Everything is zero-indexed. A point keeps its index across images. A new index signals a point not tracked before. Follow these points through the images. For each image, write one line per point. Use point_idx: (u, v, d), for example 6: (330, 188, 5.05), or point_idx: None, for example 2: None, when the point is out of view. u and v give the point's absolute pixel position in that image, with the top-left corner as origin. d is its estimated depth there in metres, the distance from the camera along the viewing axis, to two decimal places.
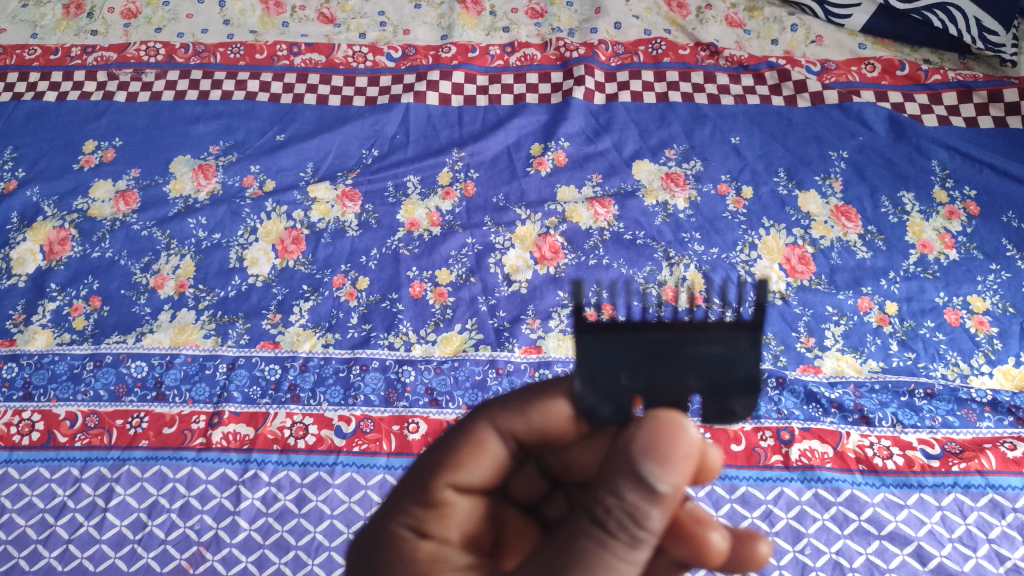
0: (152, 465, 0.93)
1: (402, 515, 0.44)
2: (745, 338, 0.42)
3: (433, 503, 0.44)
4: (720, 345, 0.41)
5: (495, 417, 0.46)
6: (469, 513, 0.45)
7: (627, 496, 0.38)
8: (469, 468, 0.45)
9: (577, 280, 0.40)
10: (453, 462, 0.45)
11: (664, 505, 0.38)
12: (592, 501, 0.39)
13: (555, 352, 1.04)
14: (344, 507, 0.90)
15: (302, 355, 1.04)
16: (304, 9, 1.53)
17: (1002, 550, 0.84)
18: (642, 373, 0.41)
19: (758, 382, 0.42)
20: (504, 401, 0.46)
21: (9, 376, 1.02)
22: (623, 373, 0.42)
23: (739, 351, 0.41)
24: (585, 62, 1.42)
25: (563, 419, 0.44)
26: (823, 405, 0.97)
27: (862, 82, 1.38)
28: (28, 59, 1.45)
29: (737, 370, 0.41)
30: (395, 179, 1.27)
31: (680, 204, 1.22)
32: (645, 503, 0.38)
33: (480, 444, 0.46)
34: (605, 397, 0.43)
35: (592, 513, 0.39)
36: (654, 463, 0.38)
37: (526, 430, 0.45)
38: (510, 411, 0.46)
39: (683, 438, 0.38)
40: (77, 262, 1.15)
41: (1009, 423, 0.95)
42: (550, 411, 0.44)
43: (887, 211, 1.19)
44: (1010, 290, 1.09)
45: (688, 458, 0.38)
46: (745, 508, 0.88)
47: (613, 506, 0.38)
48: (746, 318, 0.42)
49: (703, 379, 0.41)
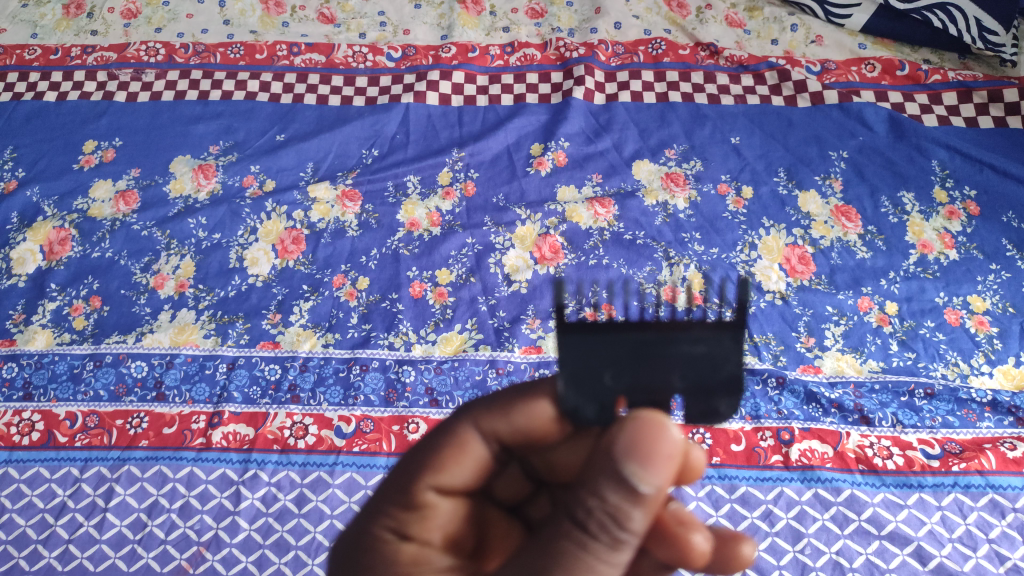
0: (151, 465, 0.93)
1: (383, 517, 0.44)
2: (728, 337, 0.42)
3: (415, 505, 0.44)
4: (703, 344, 0.41)
5: (479, 419, 0.45)
6: (452, 515, 0.45)
7: (608, 497, 0.38)
8: (452, 470, 0.45)
9: (559, 279, 0.40)
10: (436, 465, 0.45)
11: (646, 506, 0.38)
12: (573, 502, 0.39)
13: (555, 352, 1.04)
14: (344, 508, 0.90)
15: (302, 355, 1.04)
16: (304, 9, 1.53)
17: (1002, 550, 0.84)
18: (626, 373, 0.41)
19: (741, 382, 0.41)
20: (487, 402, 0.46)
21: (9, 376, 1.02)
22: (606, 373, 0.42)
23: (723, 350, 0.41)
24: (585, 62, 1.42)
25: (546, 420, 0.44)
26: (824, 405, 0.97)
27: (862, 82, 1.38)
28: (28, 59, 1.45)
29: (721, 370, 0.42)
30: (395, 179, 1.27)
31: (680, 204, 1.22)
32: (627, 504, 0.38)
33: (463, 446, 0.45)
34: (588, 398, 0.42)
35: (574, 514, 0.39)
36: (636, 464, 0.37)
37: (510, 432, 0.45)
38: (493, 412, 0.45)
39: (666, 438, 0.37)
40: (77, 262, 1.15)
41: (1009, 423, 0.95)
42: (533, 412, 0.44)
43: (887, 211, 1.19)
44: (1009, 290, 1.09)
45: (671, 459, 0.37)
46: (745, 508, 0.88)
47: (594, 508, 0.38)
48: (729, 318, 0.42)
49: (686, 378, 0.41)
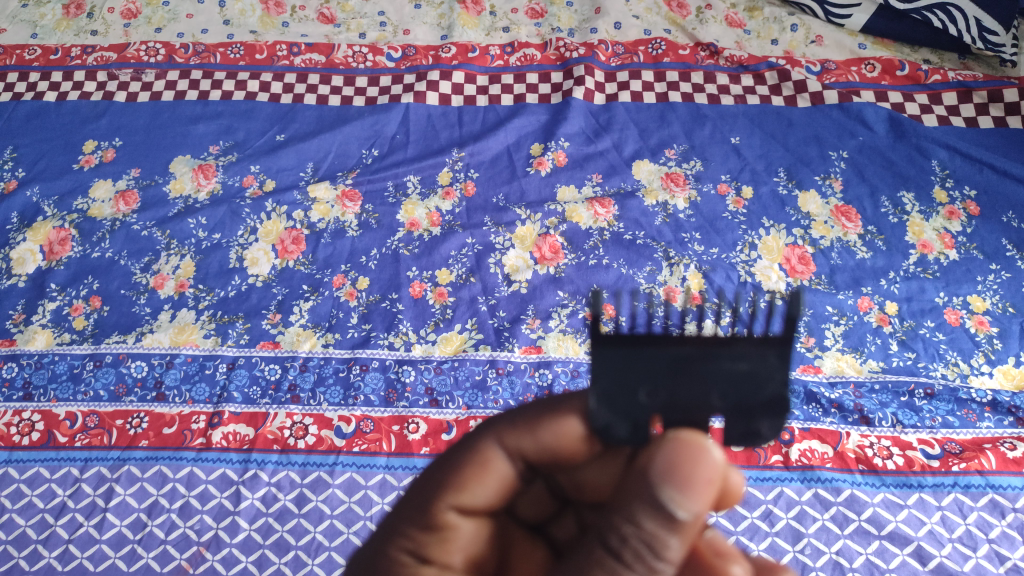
0: (152, 465, 0.93)
1: (401, 538, 0.42)
2: (774, 355, 0.40)
3: (435, 526, 0.42)
4: (746, 362, 0.40)
5: (503, 435, 0.44)
6: (473, 538, 0.44)
7: (644, 525, 0.37)
8: (474, 489, 0.43)
9: (595, 294, 0.38)
10: (458, 484, 0.43)
11: (683, 534, 0.37)
12: (606, 528, 0.38)
13: (554, 352, 1.04)
14: (344, 507, 0.90)
15: (302, 355, 1.04)
16: (304, 9, 1.53)
17: (1002, 551, 0.84)
18: (661, 391, 0.40)
19: (784, 403, 0.40)
20: (512, 417, 0.44)
21: (9, 376, 1.02)
22: (641, 390, 0.40)
23: (767, 369, 0.40)
24: (585, 62, 1.42)
25: (574, 438, 0.42)
26: (824, 405, 0.98)
27: (862, 82, 1.38)
28: (28, 59, 1.45)
29: (763, 391, 0.40)
30: (395, 179, 1.27)
31: (680, 204, 1.22)
32: (664, 532, 0.37)
33: (486, 464, 0.44)
34: (621, 416, 0.41)
35: (607, 542, 0.38)
36: (674, 489, 0.37)
37: (536, 449, 0.43)
38: (518, 428, 0.44)
39: (706, 462, 0.37)
40: (77, 262, 1.15)
41: (1009, 423, 0.95)
42: (561, 430, 0.42)
43: (887, 211, 1.19)
44: (1010, 290, 1.09)
45: (710, 484, 0.37)
46: (745, 508, 0.88)
47: (629, 535, 0.37)
48: (777, 333, 0.40)
49: (726, 398, 0.40)
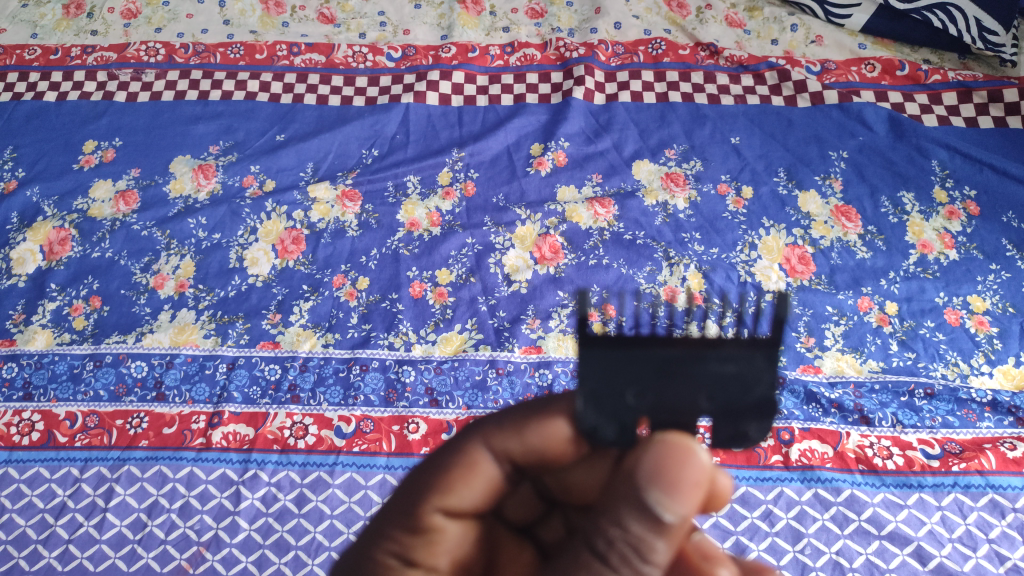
0: (151, 466, 0.93)
1: (386, 541, 0.42)
2: (762, 356, 0.40)
3: (420, 529, 0.42)
4: (734, 364, 0.40)
5: (490, 437, 0.43)
6: (459, 539, 0.43)
7: (630, 528, 0.37)
8: (460, 492, 0.43)
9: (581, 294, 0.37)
10: (444, 487, 0.43)
11: (670, 537, 0.37)
12: (593, 531, 0.38)
13: (554, 352, 1.04)
14: (344, 507, 0.90)
15: (302, 355, 1.04)
16: (304, 9, 1.53)
17: (1002, 551, 0.83)
18: (649, 393, 0.40)
19: (772, 405, 0.40)
20: (499, 419, 0.43)
21: (9, 376, 1.02)
22: (629, 391, 0.40)
23: (754, 371, 0.40)
24: (585, 62, 1.42)
25: (562, 440, 0.42)
26: (823, 405, 0.98)
27: (862, 82, 1.38)
28: (28, 59, 1.45)
29: (752, 393, 0.40)
30: (395, 179, 1.27)
31: (680, 204, 1.22)
32: (650, 535, 0.37)
33: (472, 467, 0.43)
34: (608, 418, 0.41)
35: (593, 545, 0.38)
36: (661, 491, 0.36)
37: (523, 451, 0.43)
38: (505, 431, 0.43)
39: (692, 464, 0.37)
40: (77, 262, 1.15)
41: (1009, 423, 0.95)
42: (548, 431, 0.42)
43: (887, 211, 1.19)
44: (1010, 290, 1.09)
45: (697, 487, 0.37)
46: (745, 508, 0.88)
47: (615, 538, 0.37)
48: (765, 335, 0.40)
49: (715, 400, 0.40)
